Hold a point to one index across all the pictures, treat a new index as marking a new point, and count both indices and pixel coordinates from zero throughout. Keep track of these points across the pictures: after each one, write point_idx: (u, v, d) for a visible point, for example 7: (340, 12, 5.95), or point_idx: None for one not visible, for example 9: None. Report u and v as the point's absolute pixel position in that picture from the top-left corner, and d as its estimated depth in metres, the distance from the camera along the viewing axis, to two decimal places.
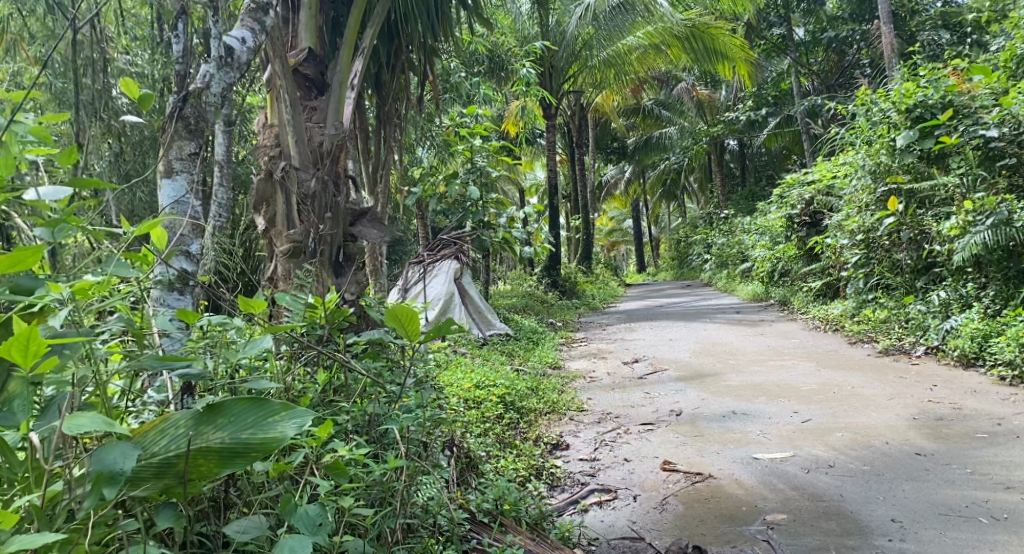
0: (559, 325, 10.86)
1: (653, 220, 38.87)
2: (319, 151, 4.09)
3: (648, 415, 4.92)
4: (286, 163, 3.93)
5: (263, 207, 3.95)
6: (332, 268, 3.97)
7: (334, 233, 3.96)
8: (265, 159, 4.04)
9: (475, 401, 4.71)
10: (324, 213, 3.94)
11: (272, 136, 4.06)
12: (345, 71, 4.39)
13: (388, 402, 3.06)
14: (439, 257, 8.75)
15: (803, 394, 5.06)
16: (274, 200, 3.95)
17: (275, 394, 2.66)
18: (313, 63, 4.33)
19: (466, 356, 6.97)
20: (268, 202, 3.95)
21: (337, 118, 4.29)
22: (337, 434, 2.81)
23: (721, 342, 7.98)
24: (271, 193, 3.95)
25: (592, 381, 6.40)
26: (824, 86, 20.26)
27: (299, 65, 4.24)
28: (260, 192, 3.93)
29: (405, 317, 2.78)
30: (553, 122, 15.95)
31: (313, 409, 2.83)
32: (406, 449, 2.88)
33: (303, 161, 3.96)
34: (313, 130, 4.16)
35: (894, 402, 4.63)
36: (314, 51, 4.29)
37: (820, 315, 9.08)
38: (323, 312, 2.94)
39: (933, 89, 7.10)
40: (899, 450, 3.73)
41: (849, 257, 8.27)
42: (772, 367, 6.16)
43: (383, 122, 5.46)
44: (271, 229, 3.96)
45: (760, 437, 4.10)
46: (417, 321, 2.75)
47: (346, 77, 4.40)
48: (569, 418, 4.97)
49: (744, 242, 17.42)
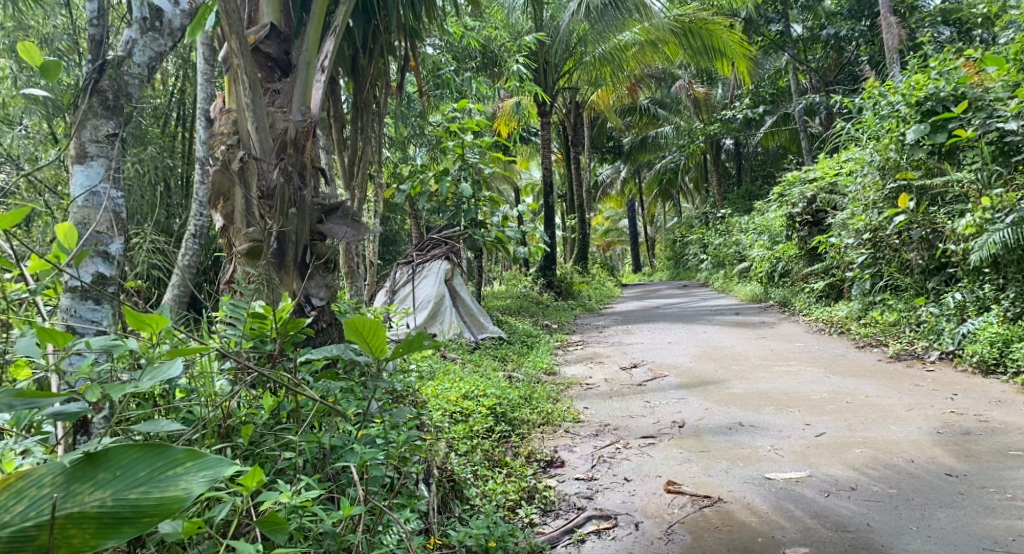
0: (554, 327, 10.53)
1: (649, 220, 38.54)
2: (284, 137, 3.67)
3: (649, 427, 4.59)
4: (245, 152, 3.55)
5: (220, 201, 3.66)
6: (298, 269, 3.61)
7: (299, 230, 3.60)
8: (222, 147, 3.68)
9: (462, 412, 4.37)
10: (288, 207, 3.55)
11: (229, 123, 3.72)
12: (313, 50, 3.95)
13: (347, 435, 2.86)
14: (428, 259, 8.41)
15: (815, 404, 4.74)
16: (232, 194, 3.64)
17: (199, 438, 2.59)
18: (276, 40, 3.98)
19: (456, 362, 6.63)
20: (225, 195, 3.65)
21: (303, 100, 3.86)
22: (285, 477, 2.67)
23: (722, 346, 7.65)
24: (228, 187, 3.63)
25: (588, 388, 6.08)
26: (822, 83, 19.99)
27: (258, 42, 3.90)
28: (215, 184, 3.62)
29: (366, 330, 2.64)
30: (548, 120, 15.60)
31: (258, 447, 2.71)
32: (366, 491, 2.68)
33: (265, 149, 3.56)
34: (275, 115, 3.76)
35: (914, 413, 4.32)
36: (277, 27, 3.95)
37: (823, 318, 8.77)
38: (274, 323, 2.83)
39: (944, 81, 6.79)
40: (927, 470, 3.42)
41: (854, 257, 7.95)
42: (779, 374, 5.84)
43: (361, 110, 5.07)
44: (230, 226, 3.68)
45: (772, 454, 3.77)
46: (382, 334, 2.64)
47: (313, 57, 3.94)
48: (564, 431, 4.63)
49: (742, 242, 17.11)
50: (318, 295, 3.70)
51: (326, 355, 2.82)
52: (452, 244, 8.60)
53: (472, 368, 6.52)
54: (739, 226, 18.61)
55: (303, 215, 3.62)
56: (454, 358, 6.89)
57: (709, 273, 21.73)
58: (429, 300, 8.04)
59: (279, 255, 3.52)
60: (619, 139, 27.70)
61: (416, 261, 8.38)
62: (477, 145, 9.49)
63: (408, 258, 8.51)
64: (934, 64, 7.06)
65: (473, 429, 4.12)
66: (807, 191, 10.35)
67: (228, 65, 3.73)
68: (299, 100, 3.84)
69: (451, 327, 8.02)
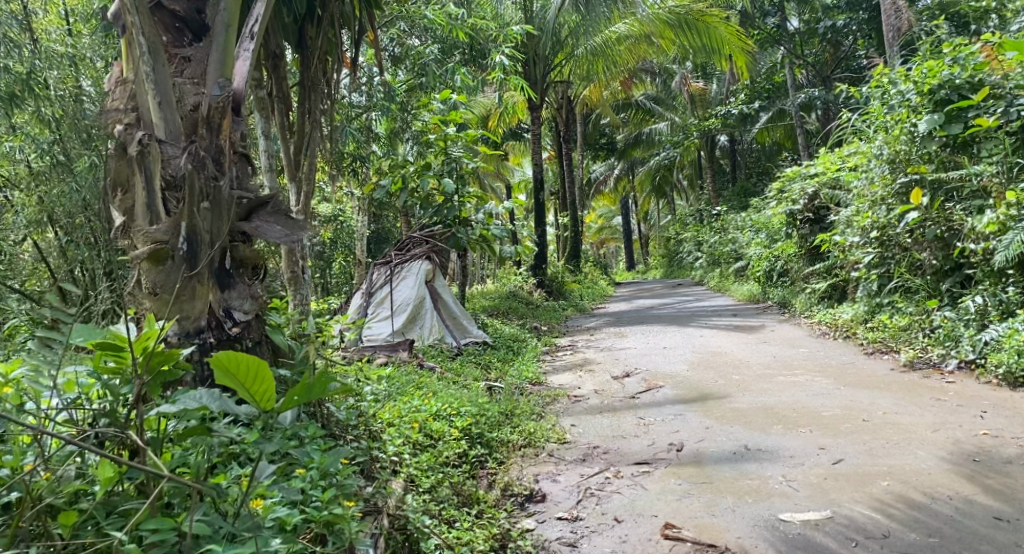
0: (543, 330, 10.04)
1: (642, 217, 38.02)
2: (194, 116, 3.16)
3: (643, 451, 4.11)
4: (145, 135, 3.04)
5: (119, 193, 3.08)
6: (217, 276, 3.13)
7: (216, 229, 3.08)
8: (120, 128, 3.15)
9: (431, 436, 3.87)
10: (200, 202, 3.04)
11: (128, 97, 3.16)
12: (231, 10, 3.35)
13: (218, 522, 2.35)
14: (408, 258, 7.85)
15: (828, 422, 4.25)
16: (133, 184, 3.07)
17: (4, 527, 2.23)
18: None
19: (433, 372, 6.12)
20: (125, 187, 3.08)
21: (220, 71, 3.29)
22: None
23: (721, 353, 7.17)
24: (128, 175, 3.07)
25: (576, 401, 5.59)
26: (819, 78, 19.54)
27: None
28: (113, 173, 3.06)
29: (237, 366, 2.39)
30: (537, 114, 15.11)
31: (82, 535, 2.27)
32: None
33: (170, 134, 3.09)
34: (188, 90, 3.22)
35: (940, 434, 3.83)
36: None
37: (827, 321, 8.28)
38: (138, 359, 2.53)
39: (960, 67, 6.36)
40: (967, 513, 2.95)
41: (860, 257, 7.46)
42: (784, 386, 5.35)
43: (307, 89, 4.61)
44: (131, 223, 3.09)
45: (785, 488, 3.30)
46: (252, 366, 2.39)
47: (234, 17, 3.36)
48: (547, 455, 4.15)
49: (739, 239, 16.61)
50: (242, 307, 3.18)
51: (193, 405, 2.47)
52: (434, 243, 8.04)
53: (450, 380, 6.01)
54: (736, 223, 18.14)
55: (221, 212, 3.09)
56: (432, 367, 6.38)
57: (705, 272, 21.25)
58: (410, 303, 7.51)
59: (192, 260, 3.00)
60: (612, 136, 27.20)
61: (394, 261, 7.82)
62: (461, 138, 8.99)
63: (386, 258, 7.95)
64: (948, 50, 6.60)
65: (442, 458, 3.63)
66: (807, 187, 9.86)
67: (123, 28, 3.18)
68: (217, 71, 3.29)
69: (433, 331, 7.51)
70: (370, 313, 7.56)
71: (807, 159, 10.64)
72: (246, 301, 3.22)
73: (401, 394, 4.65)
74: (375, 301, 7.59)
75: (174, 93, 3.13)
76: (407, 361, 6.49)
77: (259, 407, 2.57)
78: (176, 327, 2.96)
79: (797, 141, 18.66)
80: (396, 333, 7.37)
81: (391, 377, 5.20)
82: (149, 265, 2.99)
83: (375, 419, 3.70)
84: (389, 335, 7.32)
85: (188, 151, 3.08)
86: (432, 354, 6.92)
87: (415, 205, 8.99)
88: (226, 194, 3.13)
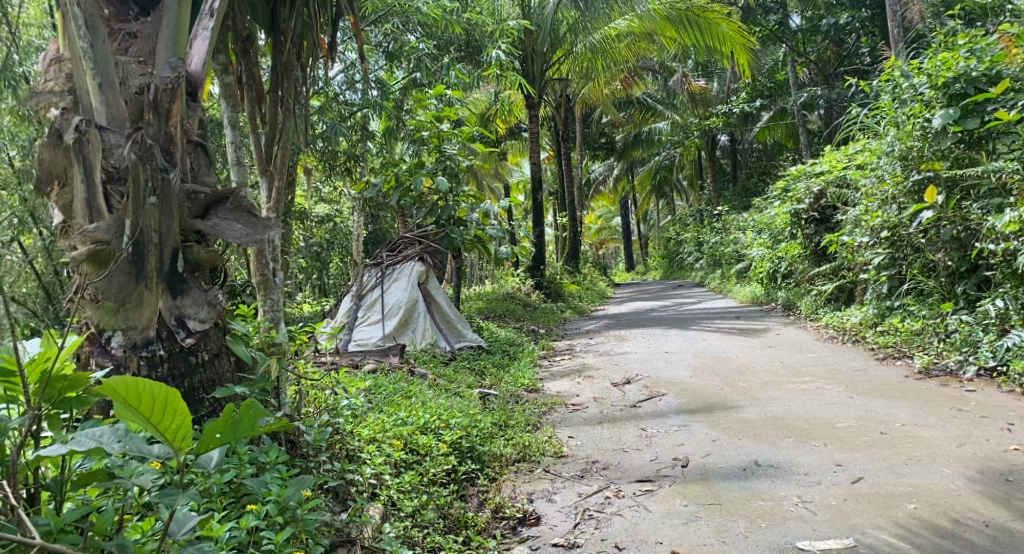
0: (541, 334, 9.77)
1: (642, 217, 37.76)
2: (141, 100, 2.89)
3: (645, 467, 3.83)
4: (86, 123, 2.78)
5: (55, 187, 2.80)
6: (168, 280, 2.85)
7: (166, 227, 2.83)
8: (56, 114, 2.86)
9: (417, 450, 3.64)
10: (147, 196, 2.78)
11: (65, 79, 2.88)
12: None
13: None
14: (399, 260, 7.60)
15: (843, 435, 3.98)
16: (70, 177, 2.79)
17: None
18: None
19: (425, 379, 5.85)
20: (61, 181, 2.79)
21: (171, 51, 3.03)
22: None
23: (725, 358, 6.90)
24: (65, 167, 2.78)
25: (574, 410, 5.32)
26: (821, 76, 19.29)
27: None
28: (48, 164, 2.77)
29: (133, 401, 2.06)
30: (536, 113, 14.85)
31: None
32: None
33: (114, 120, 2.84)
34: (133, 70, 2.92)
35: (966, 449, 3.56)
36: None
37: (835, 324, 8.00)
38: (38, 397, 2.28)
39: (977, 59, 6.14)
40: (1005, 542, 2.68)
41: (869, 258, 7.20)
42: (794, 395, 5.07)
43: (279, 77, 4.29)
44: (69, 221, 2.81)
45: (800, 510, 3.04)
46: (147, 399, 2.05)
47: None
48: (543, 471, 3.88)
49: (741, 240, 16.34)
50: (197, 315, 2.91)
51: (88, 446, 2.13)
52: (426, 243, 7.79)
53: (442, 388, 5.73)
54: (737, 224, 17.88)
55: (169, 208, 2.85)
56: (423, 374, 6.09)
57: (706, 273, 20.98)
58: (401, 306, 7.23)
59: (137, 262, 2.77)
60: (612, 135, 26.95)
61: (385, 263, 7.56)
62: (456, 135, 8.70)
63: (377, 259, 7.69)
64: (963, 42, 6.37)
65: (428, 476, 3.40)
66: (813, 185, 9.60)
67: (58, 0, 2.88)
68: (168, 50, 3.02)
69: (425, 336, 7.23)
70: (360, 317, 7.28)
71: (812, 158, 10.38)
72: (200, 309, 2.93)
73: (386, 404, 4.40)
74: (365, 305, 7.32)
75: (118, 75, 2.87)
76: (397, 367, 6.21)
77: (175, 447, 2.18)
78: (120, 338, 2.75)
79: (799, 140, 18.41)
80: (387, 336, 7.07)
81: (377, 388, 4.93)
82: (88, 266, 2.73)
83: (356, 434, 3.47)
84: (379, 339, 7.03)
85: (133, 139, 2.81)
86: (425, 359, 6.64)
87: (408, 204, 8.68)
88: (175, 187, 2.88)
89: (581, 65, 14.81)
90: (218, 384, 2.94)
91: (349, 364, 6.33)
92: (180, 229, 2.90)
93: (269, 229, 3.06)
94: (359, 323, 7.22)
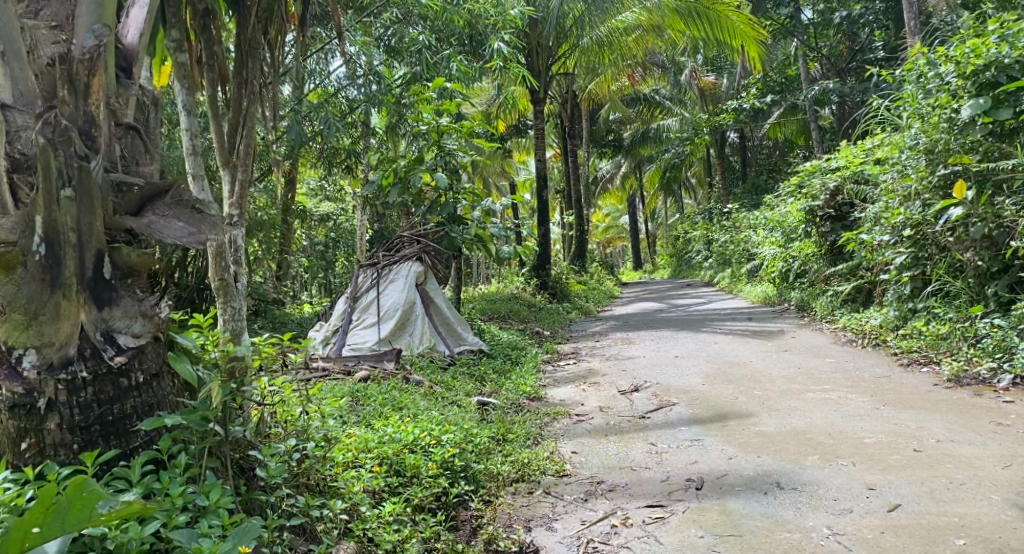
0: (546, 336, 9.42)
1: (649, 215, 37.38)
2: (53, 74, 2.56)
3: (656, 488, 3.49)
4: None
5: None
6: (92, 292, 2.53)
7: (85, 226, 2.51)
8: None
9: (403, 472, 3.38)
10: (60, 190, 2.46)
11: None
12: None
13: None
14: (396, 259, 7.24)
15: (874, 453, 3.62)
16: None
17: None
18: None
19: (420, 387, 5.53)
20: None
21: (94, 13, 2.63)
22: None
23: (738, 363, 6.54)
24: None
25: (579, 421, 4.98)
26: (833, 70, 18.90)
27: None
28: None
29: None
30: (541, 108, 14.52)
31: None
32: None
33: (20, 99, 2.51)
34: (43, 37, 2.58)
35: (1013, 471, 3.20)
36: None
37: (853, 327, 7.62)
38: None
39: (1008, 45, 5.75)
40: None
41: (891, 257, 6.83)
42: (814, 405, 4.72)
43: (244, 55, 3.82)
44: None
45: (832, 546, 2.71)
46: None
47: None
48: (543, 494, 3.54)
49: (751, 238, 15.96)
50: (128, 329, 2.59)
51: None
52: (424, 243, 7.47)
53: (438, 397, 5.40)
54: (747, 222, 17.49)
55: (89, 204, 2.52)
56: (419, 381, 5.76)
57: (714, 272, 20.61)
58: (398, 308, 6.89)
59: (52, 267, 2.46)
60: (618, 132, 26.60)
61: (381, 263, 7.20)
62: (456, 130, 8.33)
63: (373, 259, 7.34)
64: (994, 27, 5.98)
65: (414, 504, 3.17)
66: (830, 181, 9.23)
67: None
68: (91, 13, 2.62)
69: (423, 339, 6.91)
70: (355, 319, 6.92)
71: (828, 153, 10.00)
72: (134, 324, 2.61)
73: (372, 416, 4.11)
74: (360, 307, 6.96)
75: (27, 45, 2.54)
76: (391, 374, 5.88)
77: None
78: (34, 357, 2.41)
79: (811, 136, 18.01)
80: (383, 340, 6.73)
81: (367, 399, 4.60)
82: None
83: (335, 457, 3.20)
84: (375, 343, 6.68)
85: (45, 124, 2.50)
86: (421, 365, 6.31)
87: (407, 202, 8.32)
88: (96, 177, 2.55)
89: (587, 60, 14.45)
90: (155, 407, 2.63)
91: (342, 371, 6.01)
92: (105, 229, 2.58)
93: (212, 229, 2.75)
94: (354, 326, 6.86)
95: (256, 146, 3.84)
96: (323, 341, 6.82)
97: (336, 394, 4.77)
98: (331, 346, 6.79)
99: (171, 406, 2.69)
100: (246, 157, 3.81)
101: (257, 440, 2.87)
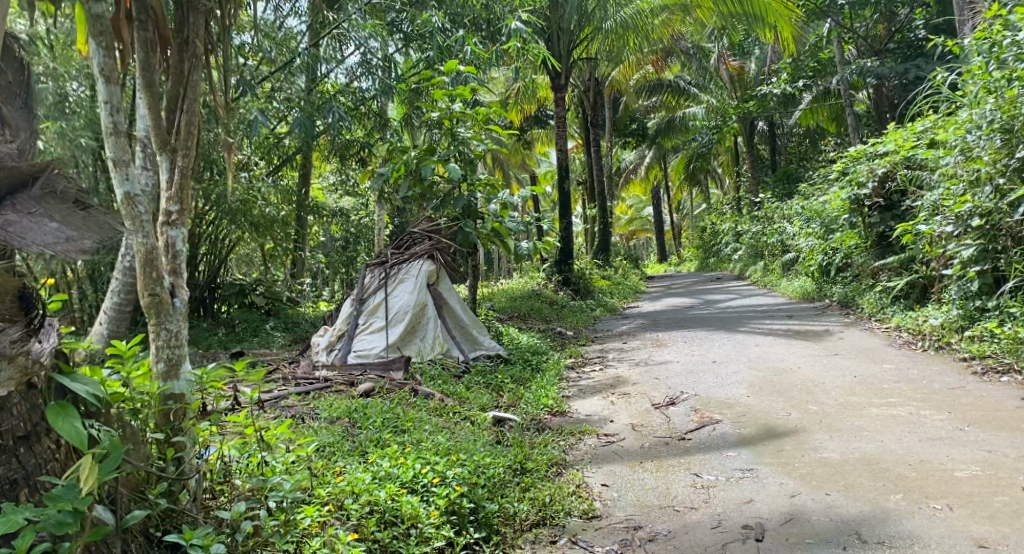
0: (569, 337, 8.82)
1: (674, 206, 36.51)
2: None
3: (706, 538, 2.90)
4: None
5: None
6: None
7: None
8: None
9: (398, 522, 2.84)
10: None
11: None
12: None
13: None
14: (406, 257, 6.67)
15: (973, 493, 3.00)
16: None
17: None
18: None
19: (429, 402, 4.98)
20: None
21: None
22: None
23: (784, 370, 5.90)
24: None
25: (609, 441, 4.38)
26: (869, 52, 18.05)
27: None
28: None
29: None
30: (562, 95, 13.90)
31: None
32: None
33: None
34: None
35: None
36: None
37: (910, 328, 6.92)
38: None
39: None
40: None
41: (956, 250, 6.20)
42: (882, 423, 4.08)
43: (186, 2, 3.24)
44: None
45: None
46: None
47: None
48: (570, 545, 2.96)
49: (786, 229, 15.20)
50: None
51: None
52: (436, 239, 6.90)
53: (449, 414, 4.82)
54: (781, 212, 16.71)
55: None
56: (431, 393, 5.18)
57: (744, 265, 19.86)
58: (407, 311, 6.32)
59: None
60: (642, 121, 25.89)
61: (389, 262, 6.62)
62: (471, 117, 7.72)
63: (381, 257, 6.76)
64: None
65: None
66: (878, 166, 8.53)
67: None
68: None
69: (435, 345, 6.36)
70: (361, 323, 6.35)
71: (874, 137, 9.26)
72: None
73: (363, 451, 3.55)
74: (366, 310, 6.38)
75: None
76: (401, 385, 5.31)
77: None
78: None
79: (847, 122, 17.18)
80: (391, 347, 6.17)
81: (363, 423, 4.03)
82: None
83: (303, 518, 2.66)
84: (383, 350, 6.12)
85: None
86: (433, 374, 5.73)
87: (419, 195, 7.73)
88: None
89: (610, 44, 13.65)
90: (20, 485, 2.11)
91: (346, 382, 5.45)
92: None
93: (99, 232, 2.19)
94: (360, 331, 6.29)
95: (198, 122, 3.17)
96: (326, 347, 6.25)
97: (332, 415, 4.21)
98: (335, 353, 6.22)
99: (45, 479, 2.15)
100: (189, 138, 3.13)
101: (197, 507, 2.56)
